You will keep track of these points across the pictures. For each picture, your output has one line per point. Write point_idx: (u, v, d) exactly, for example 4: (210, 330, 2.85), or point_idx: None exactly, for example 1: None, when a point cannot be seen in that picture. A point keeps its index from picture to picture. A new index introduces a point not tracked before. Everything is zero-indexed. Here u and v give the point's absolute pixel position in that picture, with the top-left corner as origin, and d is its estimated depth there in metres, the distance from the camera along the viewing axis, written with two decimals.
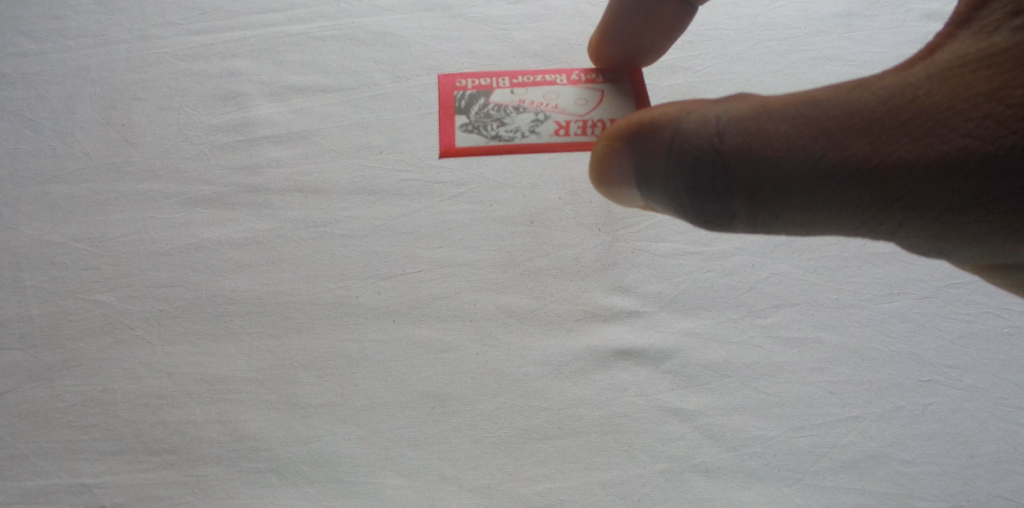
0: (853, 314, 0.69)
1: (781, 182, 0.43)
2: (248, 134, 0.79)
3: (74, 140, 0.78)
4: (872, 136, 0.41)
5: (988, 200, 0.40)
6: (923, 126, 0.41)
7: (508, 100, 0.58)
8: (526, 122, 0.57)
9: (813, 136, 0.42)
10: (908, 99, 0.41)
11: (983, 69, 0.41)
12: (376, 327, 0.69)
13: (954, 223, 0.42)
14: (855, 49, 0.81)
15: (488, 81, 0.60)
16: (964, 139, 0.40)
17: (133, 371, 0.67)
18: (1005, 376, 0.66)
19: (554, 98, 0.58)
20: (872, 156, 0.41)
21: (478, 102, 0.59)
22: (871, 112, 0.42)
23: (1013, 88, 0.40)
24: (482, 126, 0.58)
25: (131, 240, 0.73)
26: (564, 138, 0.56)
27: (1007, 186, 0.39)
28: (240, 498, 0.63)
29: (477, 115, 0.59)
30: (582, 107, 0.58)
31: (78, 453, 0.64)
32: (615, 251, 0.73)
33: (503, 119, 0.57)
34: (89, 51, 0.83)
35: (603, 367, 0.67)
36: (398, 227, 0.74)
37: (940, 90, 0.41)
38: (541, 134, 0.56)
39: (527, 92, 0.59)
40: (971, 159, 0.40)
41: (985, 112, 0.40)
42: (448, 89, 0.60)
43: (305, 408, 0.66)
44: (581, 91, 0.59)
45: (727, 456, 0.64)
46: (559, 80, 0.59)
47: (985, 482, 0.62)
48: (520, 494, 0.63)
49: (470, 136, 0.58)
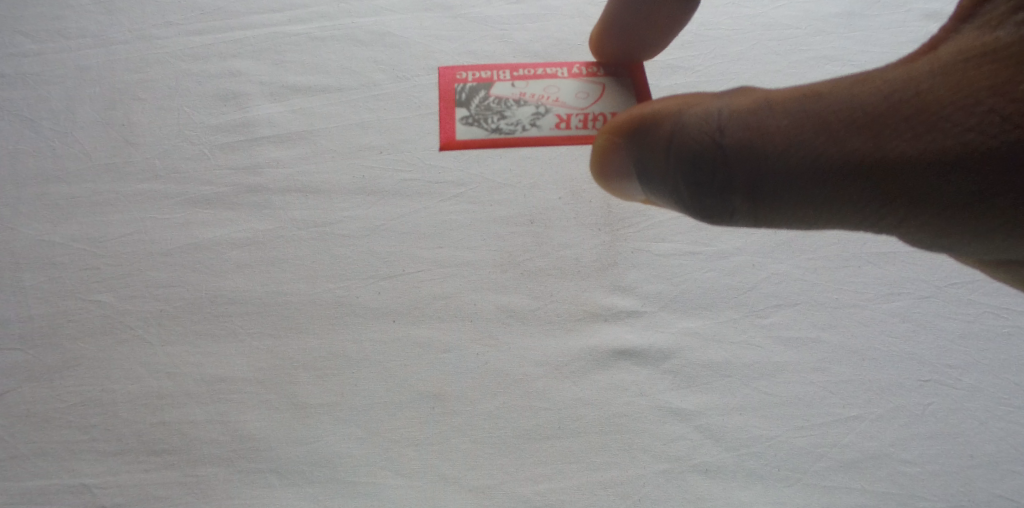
0: (853, 314, 0.69)
1: (782, 176, 0.43)
2: (248, 134, 0.78)
3: (74, 140, 0.78)
4: (873, 131, 0.41)
5: (990, 196, 0.40)
6: (926, 121, 0.41)
7: (509, 93, 0.58)
8: (526, 116, 0.57)
9: (814, 131, 0.42)
10: (909, 95, 0.41)
11: (986, 64, 0.41)
12: (376, 327, 0.69)
13: (956, 219, 0.42)
14: (855, 49, 0.81)
15: (488, 74, 0.60)
16: (967, 134, 0.40)
17: (133, 371, 0.67)
18: (1005, 376, 0.66)
19: (555, 91, 0.58)
20: (874, 151, 0.41)
21: (479, 95, 0.59)
22: (872, 107, 0.41)
23: (1017, 84, 0.39)
24: (483, 119, 0.58)
25: (131, 240, 0.73)
26: (566, 132, 0.56)
27: (1010, 182, 0.39)
28: (240, 499, 0.63)
29: (478, 108, 0.59)
30: (583, 100, 0.58)
31: (78, 453, 0.64)
32: (615, 251, 0.73)
33: (504, 112, 0.58)
34: (88, 51, 0.83)
35: (603, 367, 0.67)
36: (398, 227, 0.74)
37: (942, 86, 0.41)
38: (542, 128, 0.57)
39: (528, 85, 0.59)
40: (974, 154, 0.39)
41: (988, 108, 0.40)
42: (449, 82, 0.60)
43: (305, 408, 0.66)
44: (582, 84, 0.59)
45: (727, 457, 0.64)
46: (560, 73, 0.59)
47: (985, 482, 0.62)
48: (520, 494, 0.63)
49: (471, 129, 0.58)
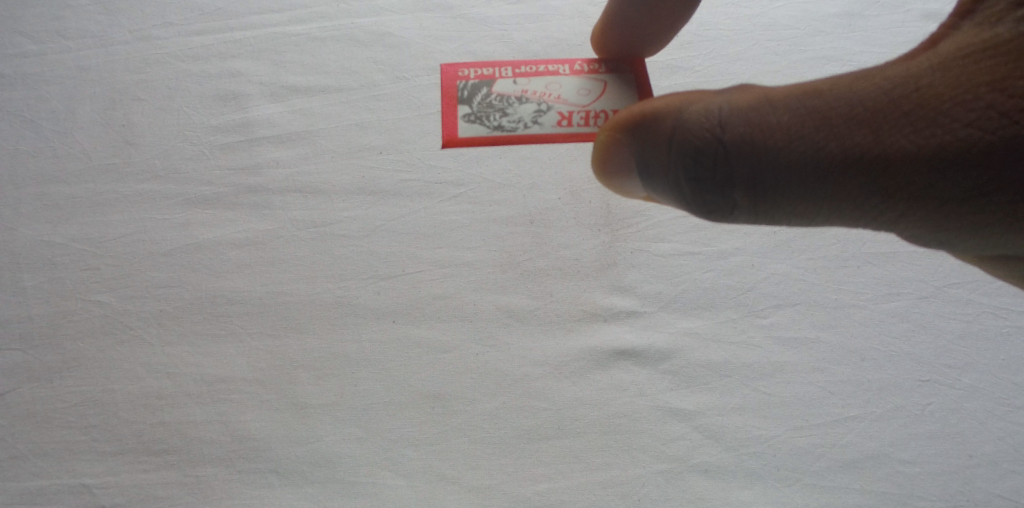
0: (853, 314, 0.69)
1: (783, 172, 0.43)
2: (248, 134, 0.79)
3: (74, 141, 0.78)
4: (873, 127, 0.41)
5: (988, 191, 0.40)
6: (926, 117, 0.41)
7: (511, 90, 0.58)
8: (528, 113, 0.57)
9: (815, 126, 0.42)
10: (910, 90, 0.41)
11: (986, 60, 0.41)
12: (377, 327, 0.69)
13: (955, 214, 0.42)
14: (855, 49, 0.81)
15: (490, 71, 0.60)
16: (966, 130, 0.40)
17: (134, 371, 0.67)
18: (1004, 376, 0.66)
19: (556, 88, 0.58)
20: (874, 146, 0.41)
21: (481, 92, 0.59)
22: (873, 103, 0.42)
23: (1015, 80, 0.40)
24: (485, 116, 0.58)
25: (131, 240, 0.73)
26: (567, 129, 0.57)
27: (1008, 177, 0.39)
28: (240, 498, 0.63)
29: (480, 105, 0.59)
30: (584, 97, 0.58)
31: (78, 453, 0.64)
32: (615, 251, 0.73)
33: (505, 109, 0.58)
34: (88, 52, 0.83)
35: (603, 367, 0.67)
36: (398, 227, 0.74)
37: (942, 82, 0.41)
38: (544, 125, 0.57)
39: (530, 82, 0.59)
40: (973, 150, 0.40)
41: (987, 103, 0.40)
42: (451, 78, 0.60)
43: (306, 408, 0.66)
44: (583, 81, 0.59)
45: (726, 457, 0.64)
46: (562, 70, 0.59)
47: (984, 482, 0.62)
48: (520, 494, 0.63)
49: (473, 126, 0.58)
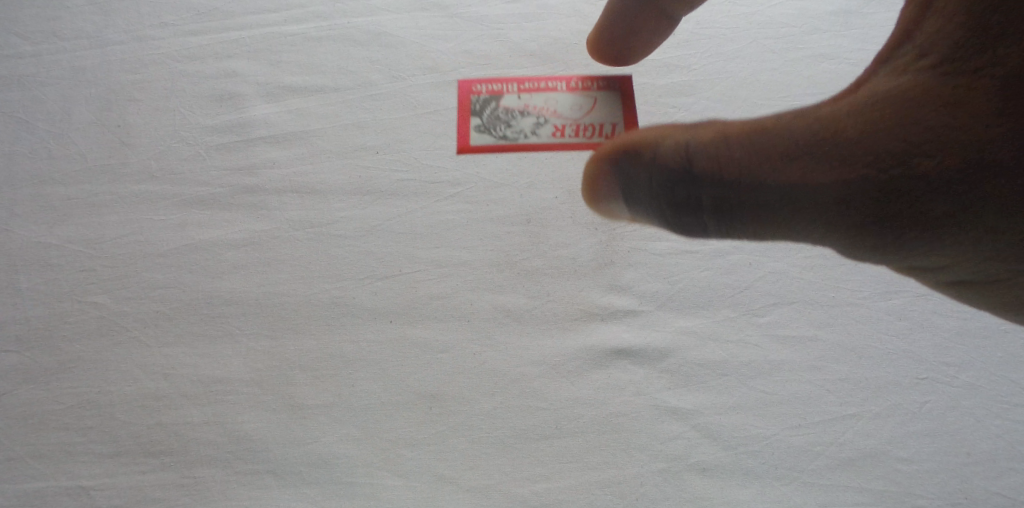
0: (850, 312, 0.69)
1: (749, 197, 0.46)
2: (244, 135, 0.78)
3: (71, 142, 0.78)
4: (827, 150, 0.43)
5: (940, 197, 0.42)
6: (873, 137, 0.43)
7: (515, 105, 0.77)
8: (529, 125, 0.76)
9: (771, 155, 0.45)
10: (857, 117, 0.44)
11: (926, 81, 0.43)
12: (374, 327, 0.69)
13: (916, 221, 0.44)
14: (852, 47, 0.81)
15: (498, 88, 0.79)
16: (909, 147, 0.42)
17: (131, 373, 0.67)
18: (1001, 373, 0.66)
19: (553, 104, 0.76)
20: (830, 166, 0.43)
21: (490, 106, 0.78)
22: (825, 130, 0.44)
23: (951, 97, 0.42)
24: (493, 127, 0.77)
25: (127, 241, 0.73)
26: (560, 139, 0.75)
27: (957, 181, 0.41)
28: (238, 500, 0.63)
29: (488, 117, 0.78)
30: (576, 112, 0.75)
31: (74, 455, 0.64)
32: (613, 250, 0.73)
33: (510, 122, 0.76)
34: (83, 52, 0.83)
35: (601, 367, 0.67)
36: (396, 227, 0.74)
37: (888, 106, 0.44)
38: (540, 135, 0.75)
39: (531, 98, 0.77)
40: (918, 162, 0.42)
41: (925, 121, 0.42)
42: (466, 93, 0.79)
43: (303, 409, 0.66)
44: (576, 98, 0.76)
45: (724, 456, 0.64)
46: (559, 88, 0.77)
47: (983, 480, 0.62)
48: (519, 494, 0.63)
49: (482, 136, 0.77)
